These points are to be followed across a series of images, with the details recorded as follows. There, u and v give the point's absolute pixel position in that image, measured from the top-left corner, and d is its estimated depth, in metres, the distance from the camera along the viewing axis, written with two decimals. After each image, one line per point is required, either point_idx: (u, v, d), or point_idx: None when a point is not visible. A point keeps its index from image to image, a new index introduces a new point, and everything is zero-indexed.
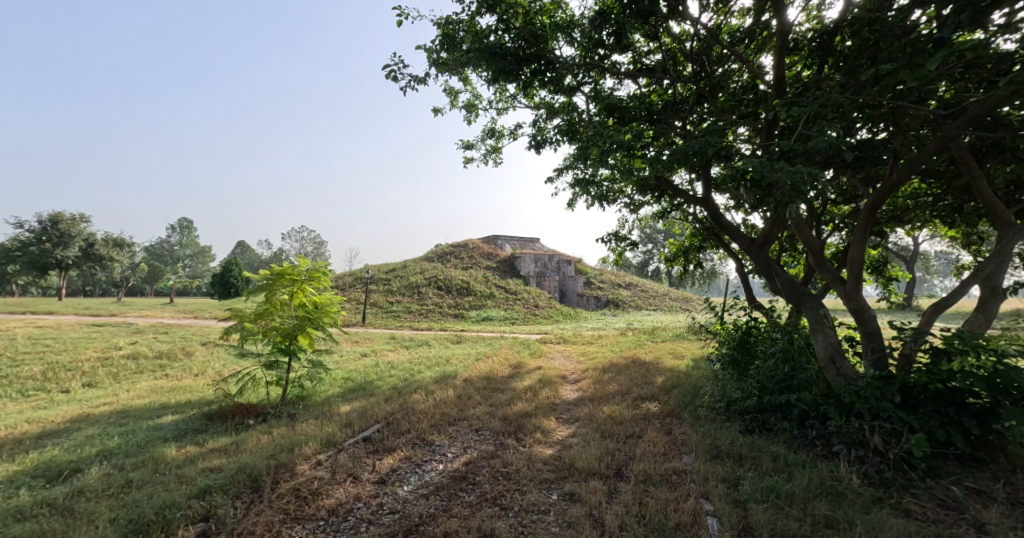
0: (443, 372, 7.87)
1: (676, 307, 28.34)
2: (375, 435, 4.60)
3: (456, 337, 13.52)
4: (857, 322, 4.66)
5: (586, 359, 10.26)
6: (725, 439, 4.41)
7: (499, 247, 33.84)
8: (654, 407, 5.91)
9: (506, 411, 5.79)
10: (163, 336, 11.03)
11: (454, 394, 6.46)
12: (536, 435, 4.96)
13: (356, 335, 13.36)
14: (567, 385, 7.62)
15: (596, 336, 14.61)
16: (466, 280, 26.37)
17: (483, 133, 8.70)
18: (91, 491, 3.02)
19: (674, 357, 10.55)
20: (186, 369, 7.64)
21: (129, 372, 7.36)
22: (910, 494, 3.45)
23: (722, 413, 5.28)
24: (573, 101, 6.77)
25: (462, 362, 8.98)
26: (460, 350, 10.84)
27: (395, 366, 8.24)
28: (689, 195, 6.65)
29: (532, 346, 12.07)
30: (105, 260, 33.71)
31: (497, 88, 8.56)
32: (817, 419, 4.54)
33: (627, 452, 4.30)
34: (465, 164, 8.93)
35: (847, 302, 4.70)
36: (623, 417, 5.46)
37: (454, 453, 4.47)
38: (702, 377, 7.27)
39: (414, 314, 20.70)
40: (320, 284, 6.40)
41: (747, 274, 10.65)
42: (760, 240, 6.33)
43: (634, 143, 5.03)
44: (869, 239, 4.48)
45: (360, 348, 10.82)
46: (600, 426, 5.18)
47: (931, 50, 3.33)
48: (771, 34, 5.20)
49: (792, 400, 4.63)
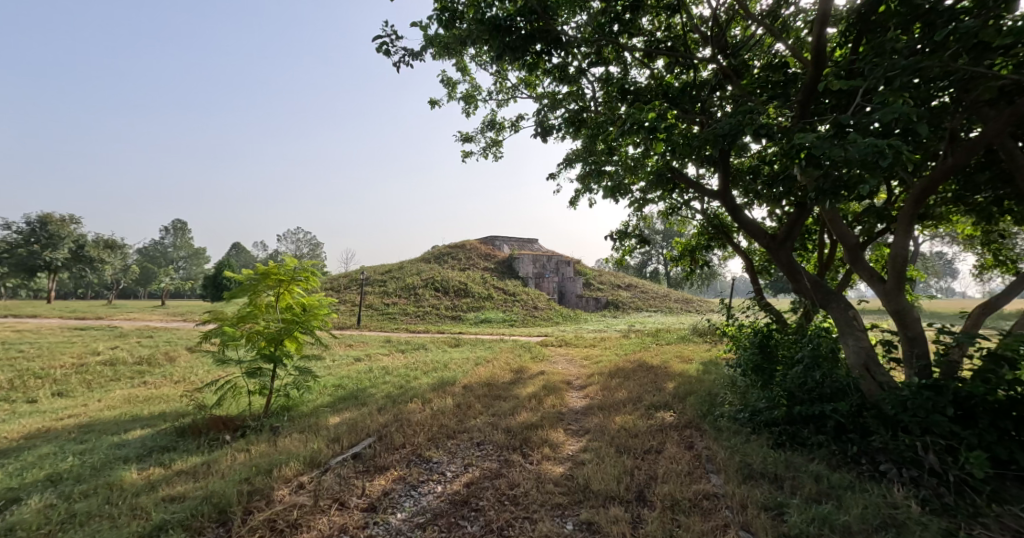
0: (440, 378, 7.41)
1: (677, 309, 27.99)
2: (366, 450, 4.15)
3: (454, 339, 13.05)
4: (898, 326, 4.27)
5: (591, 363, 9.82)
6: (756, 456, 3.98)
7: (497, 248, 33.39)
8: (669, 417, 5.48)
9: (509, 422, 5.35)
10: (145, 340, 10.51)
11: (453, 402, 6.02)
12: (543, 450, 4.51)
13: (350, 338, 12.87)
14: (572, 392, 7.17)
15: (598, 339, 14.18)
16: (463, 281, 25.90)
17: (483, 125, 8.27)
18: (26, 529, 2.56)
19: (682, 361, 10.14)
20: (166, 376, 7.15)
21: (103, 379, 6.86)
22: (978, 523, 3.03)
23: (746, 425, 4.84)
24: (581, 88, 6.34)
25: (460, 367, 8.51)
26: (459, 353, 10.38)
27: (389, 372, 7.77)
28: (704, 189, 6.24)
29: (533, 349, 11.62)
30: (95, 262, 33.04)
31: (498, 78, 8.13)
32: (855, 433, 4.12)
33: (648, 471, 3.87)
34: (464, 158, 8.51)
35: (886, 304, 4.31)
36: (637, 429, 5.03)
37: (454, 472, 4.02)
38: (717, 384, 6.85)
39: (410, 317, 20.20)
40: (308, 285, 5.95)
41: (756, 273, 10.27)
42: (780, 237, 5.94)
43: (654, 125, 4.58)
44: (913, 235, 4.12)
45: (353, 352, 10.34)
46: (614, 439, 4.74)
47: (998, 15, 2.93)
48: (798, 9, 4.80)
49: (826, 411, 4.20)
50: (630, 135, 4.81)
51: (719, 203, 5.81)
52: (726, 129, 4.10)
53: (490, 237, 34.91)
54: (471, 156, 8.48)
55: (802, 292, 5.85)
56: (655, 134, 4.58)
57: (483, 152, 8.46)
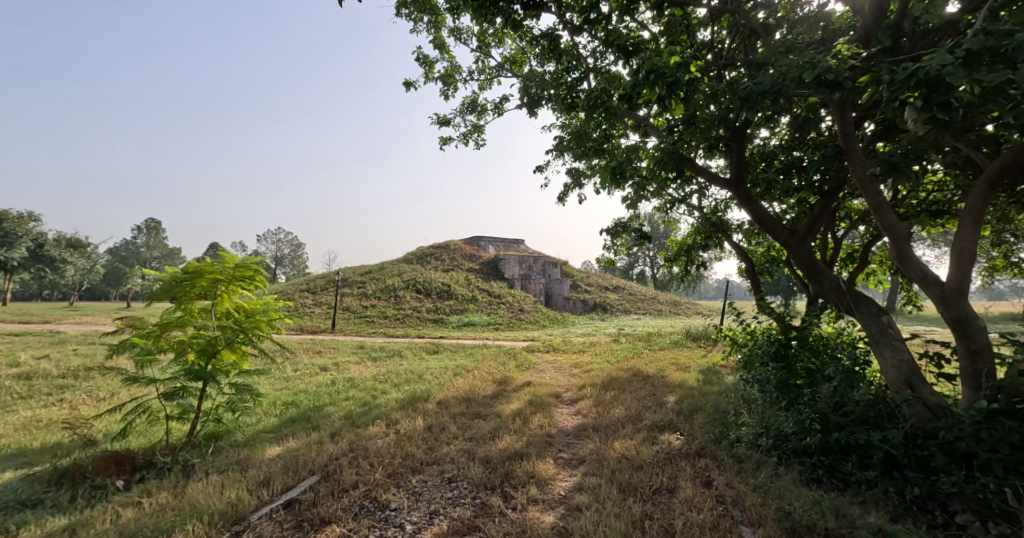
0: (412, 392, 6.51)
1: (665, 311, 27.48)
2: (304, 496, 3.26)
3: (434, 345, 12.14)
4: (958, 337, 3.54)
5: (581, 372, 9.02)
6: (795, 500, 3.21)
7: (482, 249, 32.48)
8: (677, 442, 4.69)
9: (489, 449, 4.49)
10: (85, 348, 9.37)
11: (424, 423, 5.14)
12: (529, 490, 3.67)
13: (321, 345, 11.87)
14: (563, 409, 6.33)
15: (587, 344, 13.37)
16: (446, 283, 24.93)
17: (463, 107, 7.41)
18: None
19: (679, 370, 9.40)
20: (91, 391, 6.13)
21: (11, 397, 5.81)
22: None
23: (771, 455, 4.07)
24: (574, 55, 5.52)
25: (437, 378, 7.62)
26: (437, 361, 9.48)
27: (355, 385, 6.85)
28: (714, 175, 5.50)
29: (519, 356, 10.76)
30: (57, 262, 31.32)
31: (480, 52, 7.27)
32: (909, 468, 3.39)
33: (662, 523, 3.07)
34: (441, 146, 7.64)
35: (943, 310, 3.56)
36: (641, 458, 4.23)
37: (416, 524, 3.14)
38: (725, 400, 6.08)
39: (390, 320, 19.21)
40: (253, 284, 5.06)
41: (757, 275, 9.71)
42: (801, 231, 5.25)
43: (683, 76, 3.62)
44: (981, 224, 3.40)
45: (320, 361, 9.35)
46: (615, 473, 3.93)
47: None
48: None
49: (874, 441, 3.46)
50: (643, 88, 3.87)
51: (731, 185, 5.13)
52: (766, 83, 3.31)
53: (475, 237, 33.99)
54: (450, 143, 7.62)
55: (825, 295, 5.12)
56: (675, 89, 3.68)
57: (463, 138, 7.61)
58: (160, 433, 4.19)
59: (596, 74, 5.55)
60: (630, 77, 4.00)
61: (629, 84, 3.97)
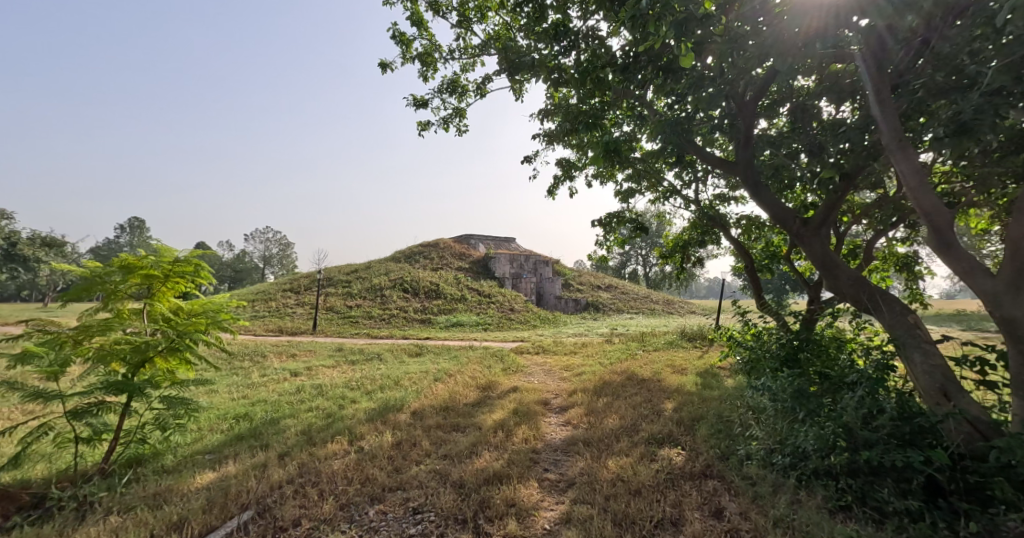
0: (384, 400, 5.89)
1: (658, 310, 27.06)
2: None
3: (417, 347, 11.51)
4: (1008, 339, 3.02)
5: (571, 376, 8.45)
6: None
7: (471, 247, 31.86)
8: (678, 459, 4.13)
9: (463, 471, 3.89)
10: None
11: (392, 439, 4.52)
12: (506, 524, 3.08)
13: (297, 347, 11.20)
14: (552, 418, 5.75)
15: (578, 345, 12.80)
16: (435, 282, 24.28)
17: (441, 87, 6.80)
18: None
19: (676, 372, 8.88)
20: (18, 403, 5.44)
21: None
22: None
23: (790, 478, 3.52)
24: (562, 23, 4.94)
25: (415, 384, 7.00)
26: (418, 365, 8.85)
27: (322, 393, 6.21)
28: (717, 158, 4.96)
29: (507, 358, 10.17)
30: (32, 261, 30.25)
31: (460, 28, 6.66)
32: (957, 496, 2.86)
33: None
34: (420, 132, 7.03)
35: (991, 307, 3.05)
36: (639, 480, 3.66)
37: None
38: (728, 409, 5.52)
39: (374, 320, 18.52)
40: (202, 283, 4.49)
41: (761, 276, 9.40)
42: (813, 221, 4.72)
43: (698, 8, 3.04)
44: None
45: (291, 366, 8.68)
46: (609, 501, 3.36)
47: None
48: None
49: (915, 463, 2.92)
50: (648, 24, 3.30)
51: (740, 163, 4.59)
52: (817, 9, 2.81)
53: (464, 235, 33.34)
54: (429, 129, 7.01)
55: (839, 291, 4.59)
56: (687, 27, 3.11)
57: (443, 123, 7.01)
58: (72, 458, 3.53)
59: (586, 44, 4.97)
60: (633, 17, 3.45)
61: (628, 19, 3.44)
